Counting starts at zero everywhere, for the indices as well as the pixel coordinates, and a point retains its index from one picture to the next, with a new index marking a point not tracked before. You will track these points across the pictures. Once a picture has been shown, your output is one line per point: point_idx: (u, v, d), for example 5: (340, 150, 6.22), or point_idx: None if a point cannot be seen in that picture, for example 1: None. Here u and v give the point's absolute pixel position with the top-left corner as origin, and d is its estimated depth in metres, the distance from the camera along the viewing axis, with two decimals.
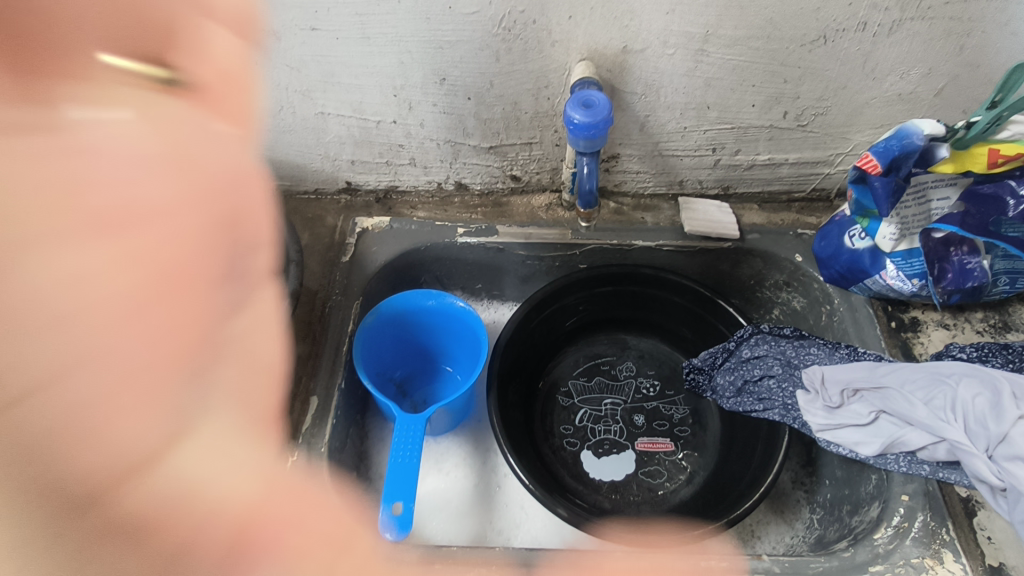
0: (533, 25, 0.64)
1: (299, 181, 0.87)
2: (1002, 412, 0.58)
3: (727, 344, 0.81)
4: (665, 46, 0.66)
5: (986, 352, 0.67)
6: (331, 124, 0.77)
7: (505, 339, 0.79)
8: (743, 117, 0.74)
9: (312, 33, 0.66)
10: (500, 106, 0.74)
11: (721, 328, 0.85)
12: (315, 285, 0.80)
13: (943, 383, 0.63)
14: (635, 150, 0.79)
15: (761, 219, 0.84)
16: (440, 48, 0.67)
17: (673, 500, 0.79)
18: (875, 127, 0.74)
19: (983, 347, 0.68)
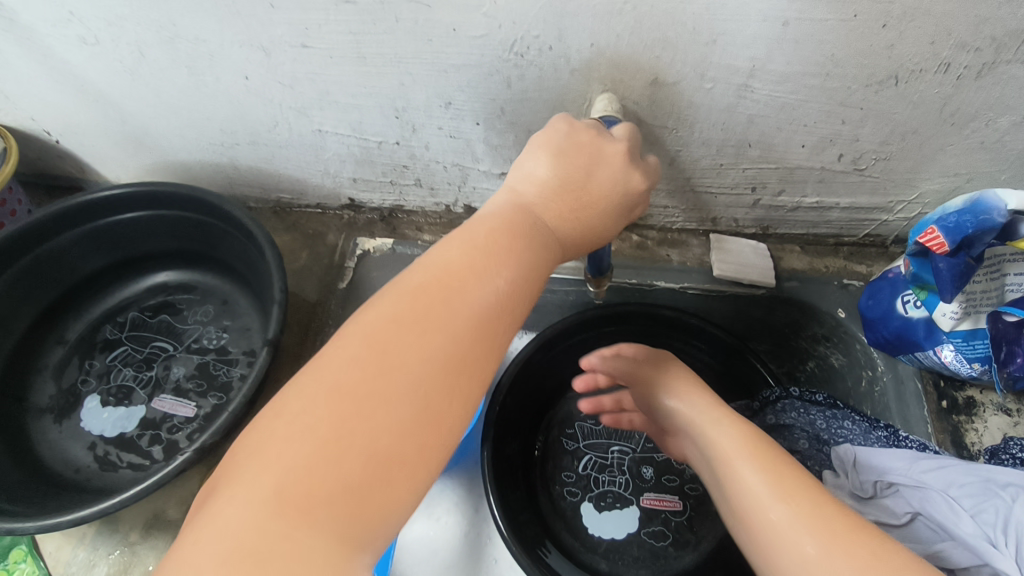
0: (549, 51, 0.55)
1: (300, 195, 0.81)
2: None
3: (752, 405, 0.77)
4: (702, 79, 0.56)
5: None
6: (329, 142, 0.71)
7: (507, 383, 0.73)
8: (790, 157, 0.64)
9: (304, 51, 0.59)
10: (512, 133, 0.66)
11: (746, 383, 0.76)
12: (309, 312, 0.76)
13: (997, 493, 0.56)
14: (663, 184, 0.71)
15: (802, 264, 0.76)
16: (445, 71, 0.59)
17: (675, 567, 0.75)
18: (947, 175, 0.64)
19: None
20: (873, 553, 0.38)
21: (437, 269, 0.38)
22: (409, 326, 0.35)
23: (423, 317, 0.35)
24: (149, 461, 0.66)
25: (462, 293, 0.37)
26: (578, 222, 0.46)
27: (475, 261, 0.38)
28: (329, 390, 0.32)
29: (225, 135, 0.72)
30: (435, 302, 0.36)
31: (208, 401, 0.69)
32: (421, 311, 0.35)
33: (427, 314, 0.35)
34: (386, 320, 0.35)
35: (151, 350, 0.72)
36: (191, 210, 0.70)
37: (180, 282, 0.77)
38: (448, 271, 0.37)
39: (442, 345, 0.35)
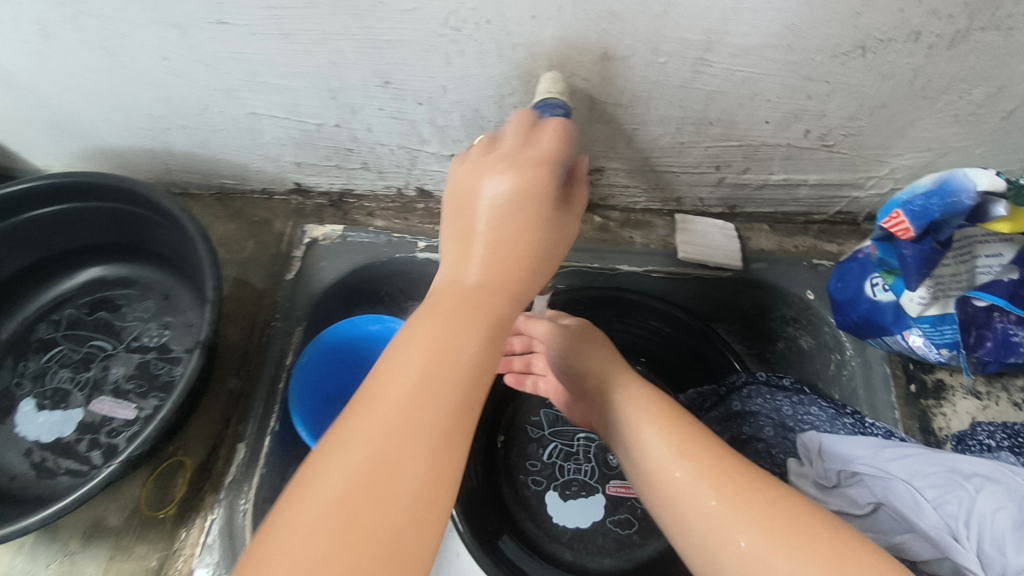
0: (487, 26, 0.51)
1: (243, 180, 0.77)
2: None
3: (717, 389, 0.74)
4: (655, 54, 0.52)
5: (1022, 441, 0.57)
6: (265, 125, 0.66)
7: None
8: (753, 134, 0.60)
9: (222, 28, 0.54)
10: (458, 113, 0.61)
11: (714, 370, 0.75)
12: (256, 304, 0.73)
13: (961, 482, 0.53)
14: (623, 164, 0.67)
15: (771, 244, 0.72)
16: (378, 48, 0.54)
17: (640, 555, 0.74)
18: (919, 150, 0.60)
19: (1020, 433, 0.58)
20: (772, 501, 0.39)
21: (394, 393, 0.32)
22: (374, 449, 0.31)
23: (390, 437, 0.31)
24: (88, 467, 0.63)
25: (430, 401, 0.32)
26: (540, 255, 0.40)
27: (437, 350, 0.34)
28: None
29: (153, 120, 0.67)
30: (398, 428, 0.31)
31: (149, 402, 0.66)
32: (391, 441, 0.31)
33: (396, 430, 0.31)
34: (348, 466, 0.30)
35: (88, 349, 0.69)
36: (123, 202, 0.66)
37: (120, 276, 0.74)
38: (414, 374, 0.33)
39: (419, 475, 0.31)
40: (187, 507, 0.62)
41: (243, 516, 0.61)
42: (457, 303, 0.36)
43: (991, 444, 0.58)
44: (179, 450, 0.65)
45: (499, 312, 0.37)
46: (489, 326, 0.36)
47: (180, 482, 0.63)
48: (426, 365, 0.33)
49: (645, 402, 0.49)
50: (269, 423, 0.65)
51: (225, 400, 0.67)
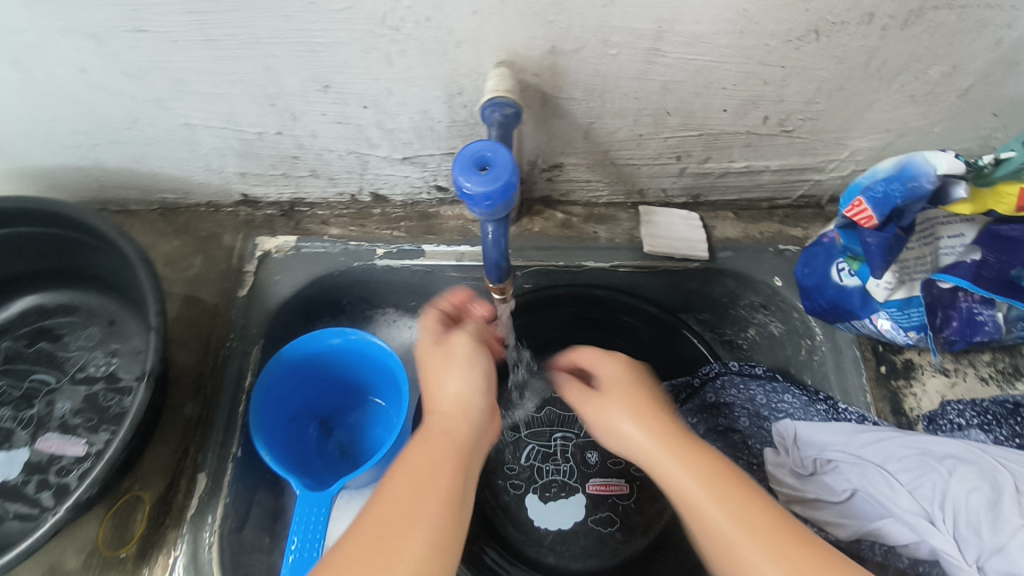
0: (427, 23, 0.48)
1: (187, 194, 0.73)
2: (1002, 519, 0.48)
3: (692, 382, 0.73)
4: (605, 45, 0.49)
5: (989, 421, 0.60)
6: (202, 136, 0.62)
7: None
8: (712, 122, 0.58)
9: (141, 36, 0.50)
10: (406, 115, 0.58)
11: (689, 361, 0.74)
12: (209, 324, 0.69)
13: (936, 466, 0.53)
14: (582, 159, 0.65)
15: (736, 232, 0.71)
16: (313, 51, 0.51)
17: (624, 553, 0.73)
18: (878, 131, 0.59)
19: (987, 413, 0.61)
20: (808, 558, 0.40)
21: (376, 528, 0.40)
22: (369, 573, 0.37)
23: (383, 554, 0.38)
24: (38, 510, 0.59)
25: (415, 528, 0.40)
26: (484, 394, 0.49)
27: (416, 481, 0.42)
28: None
29: (80, 135, 0.63)
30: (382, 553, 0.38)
31: (99, 436, 0.62)
32: (375, 567, 0.38)
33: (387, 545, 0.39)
34: None
35: (30, 384, 0.65)
36: (53, 225, 0.62)
37: (60, 303, 0.70)
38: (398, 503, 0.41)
39: None
40: (148, 545, 0.59)
41: (209, 549, 0.58)
42: (427, 438, 0.45)
43: (962, 423, 0.60)
44: (136, 484, 0.61)
45: (462, 444, 0.45)
46: (458, 465, 0.44)
47: (139, 518, 0.60)
48: (410, 491, 0.41)
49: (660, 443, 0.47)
50: (230, 449, 0.62)
51: (181, 428, 0.64)
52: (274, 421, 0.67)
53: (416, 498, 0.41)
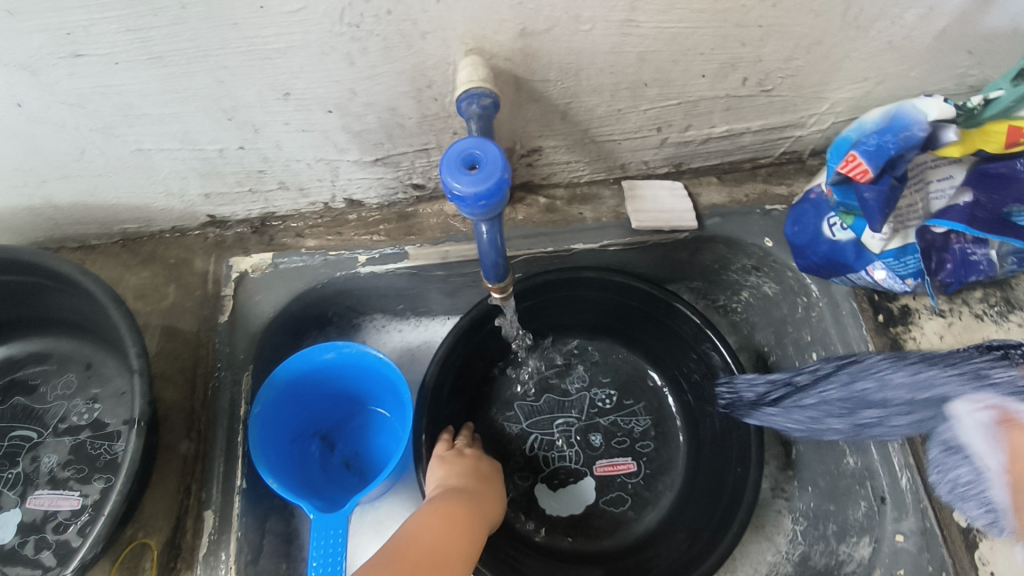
0: (388, 17, 0.45)
1: (149, 222, 0.69)
2: None
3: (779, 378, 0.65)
4: (577, 22, 0.47)
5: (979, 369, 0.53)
6: (158, 160, 0.58)
7: (431, 382, 0.67)
8: (691, 90, 0.57)
9: (78, 61, 0.46)
10: (373, 115, 0.55)
11: (680, 332, 0.73)
12: (193, 356, 0.66)
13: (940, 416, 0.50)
14: (560, 140, 0.63)
15: (722, 197, 0.70)
16: (268, 59, 0.48)
17: (638, 529, 0.73)
18: (857, 81, 0.58)
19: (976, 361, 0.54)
20: None
21: (420, 539, 0.49)
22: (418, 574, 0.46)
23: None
24: (40, 571, 0.57)
25: (449, 555, 0.49)
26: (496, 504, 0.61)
27: (454, 518, 0.53)
28: None
29: (24, 174, 0.58)
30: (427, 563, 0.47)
31: (93, 487, 0.59)
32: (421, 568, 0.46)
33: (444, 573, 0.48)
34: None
35: (12, 442, 0.61)
36: (11, 273, 0.58)
37: (31, 352, 0.66)
38: (451, 535, 0.50)
39: None
40: None
41: None
42: (467, 498, 0.56)
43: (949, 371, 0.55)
44: (140, 531, 0.59)
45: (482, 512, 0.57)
46: (479, 524, 0.55)
47: (150, 565, 0.58)
48: (449, 527, 0.51)
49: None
50: (234, 481, 0.60)
51: (179, 467, 0.61)
52: (274, 447, 0.64)
53: (454, 534, 0.51)
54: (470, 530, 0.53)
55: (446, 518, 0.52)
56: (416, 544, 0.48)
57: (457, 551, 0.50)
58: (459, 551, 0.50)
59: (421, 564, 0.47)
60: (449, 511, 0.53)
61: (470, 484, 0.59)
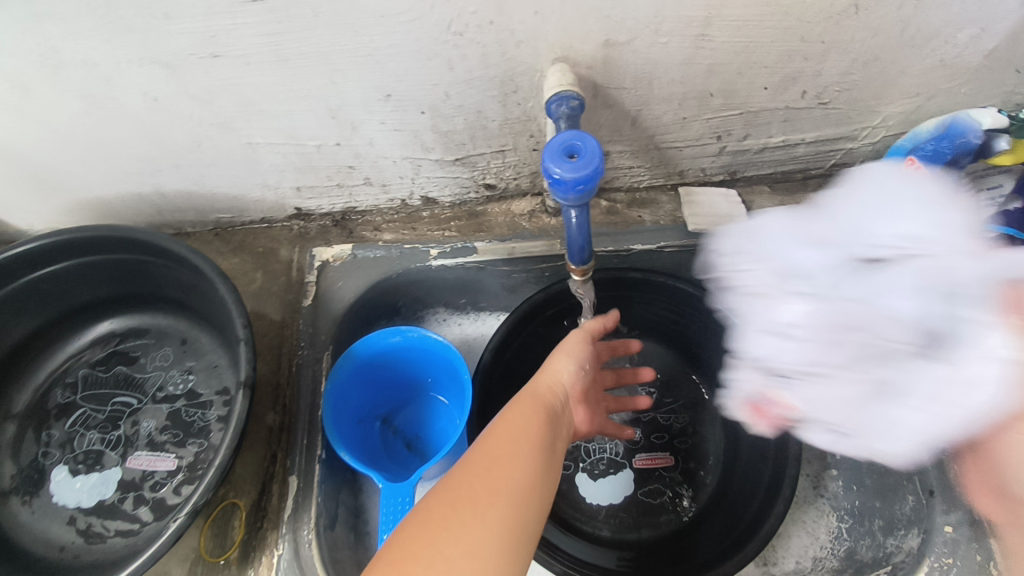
0: (490, 27, 0.50)
1: (242, 213, 0.75)
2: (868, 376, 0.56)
3: None
4: (657, 35, 0.52)
5: None
6: (263, 154, 0.65)
7: (486, 364, 0.71)
8: (753, 101, 0.62)
9: (215, 61, 0.52)
10: (461, 117, 0.61)
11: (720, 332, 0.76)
12: (277, 337, 0.72)
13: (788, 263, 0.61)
14: (626, 146, 0.67)
15: (774, 205, 0.74)
16: (378, 62, 0.53)
17: (676, 521, 0.75)
18: (909, 96, 0.62)
19: None
20: None
21: (481, 442, 0.45)
22: (477, 472, 0.41)
23: (494, 473, 0.41)
24: (138, 525, 0.61)
25: (517, 447, 0.44)
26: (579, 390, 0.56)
27: (520, 415, 0.48)
28: (398, 543, 0.38)
29: (143, 163, 0.65)
30: (486, 459, 0.43)
31: (187, 450, 0.64)
32: (479, 464, 0.42)
33: (494, 466, 0.42)
34: (441, 487, 0.41)
35: (114, 407, 0.67)
36: (126, 250, 0.64)
37: (130, 328, 0.72)
38: (516, 431, 0.46)
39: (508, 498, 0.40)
40: (249, 547, 0.62)
41: (309, 546, 0.60)
42: (534, 394, 0.52)
43: None
44: (231, 492, 0.65)
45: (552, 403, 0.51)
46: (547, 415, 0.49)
47: (238, 524, 0.63)
48: (514, 425, 0.46)
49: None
50: (315, 452, 0.64)
51: (266, 437, 0.67)
52: (344, 423, 0.68)
53: (518, 429, 0.46)
54: (536, 423, 0.48)
55: (506, 419, 0.47)
56: (478, 446, 0.44)
57: (525, 444, 0.45)
58: (523, 441, 0.45)
59: (476, 462, 0.42)
60: (514, 413, 0.48)
61: (545, 383, 0.54)
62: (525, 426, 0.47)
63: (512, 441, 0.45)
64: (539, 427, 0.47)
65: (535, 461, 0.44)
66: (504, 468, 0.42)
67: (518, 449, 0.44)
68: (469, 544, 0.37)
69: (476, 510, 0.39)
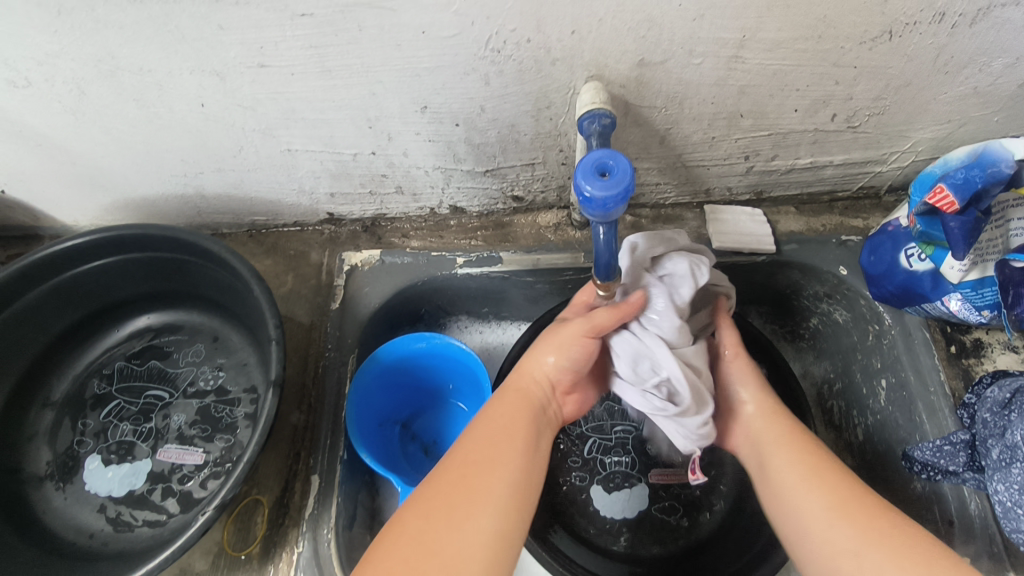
0: (528, 45, 0.52)
1: (276, 216, 0.78)
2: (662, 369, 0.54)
3: (943, 442, 0.61)
4: (690, 55, 0.53)
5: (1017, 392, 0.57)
6: (301, 160, 0.67)
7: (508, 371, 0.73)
8: (783, 122, 0.62)
9: (262, 70, 0.54)
10: (494, 130, 0.63)
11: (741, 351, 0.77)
12: (305, 338, 0.74)
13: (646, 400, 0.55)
14: (655, 163, 0.68)
15: (800, 226, 0.74)
16: (417, 76, 0.55)
17: (690, 538, 0.75)
18: (940, 123, 0.62)
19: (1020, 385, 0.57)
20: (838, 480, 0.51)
21: (461, 450, 0.48)
22: (459, 482, 0.46)
23: (472, 484, 0.46)
24: (165, 516, 0.63)
25: (496, 456, 0.48)
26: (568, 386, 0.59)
27: (497, 420, 0.51)
28: (383, 552, 0.42)
29: (186, 166, 0.67)
30: (468, 470, 0.47)
31: (215, 445, 0.66)
32: (459, 474, 0.46)
33: (477, 473, 0.46)
34: (420, 495, 0.46)
35: (146, 400, 0.69)
36: (166, 248, 0.66)
37: (165, 323, 0.74)
38: (492, 436, 0.50)
39: (488, 510, 0.45)
40: (271, 543, 0.63)
41: (328, 545, 0.61)
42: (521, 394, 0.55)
43: (1001, 399, 0.58)
44: (254, 489, 0.66)
45: (534, 403, 0.55)
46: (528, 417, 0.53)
47: (260, 520, 0.65)
48: (491, 431, 0.50)
49: (804, 463, 0.53)
50: (337, 452, 0.65)
51: (291, 435, 0.68)
52: (365, 427, 0.69)
53: (496, 434, 0.50)
54: (511, 425, 0.51)
55: (484, 423, 0.51)
56: (458, 452, 0.48)
57: (503, 451, 0.49)
58: (499, 446, 0.49)
59: (456, 470, 0.46)
60: (492, 417, 0.52)
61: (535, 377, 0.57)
62: (502, 432, 0.50)
63: (488, 446, 0.49)
64: (520, 431, 0.51)
65: (511, 465, 0.48)
66: (480, 474, 0.46)
67: (494, 456, 0.48)
68: (452, 553, 0.42)
69: (456, 520, 0.43)
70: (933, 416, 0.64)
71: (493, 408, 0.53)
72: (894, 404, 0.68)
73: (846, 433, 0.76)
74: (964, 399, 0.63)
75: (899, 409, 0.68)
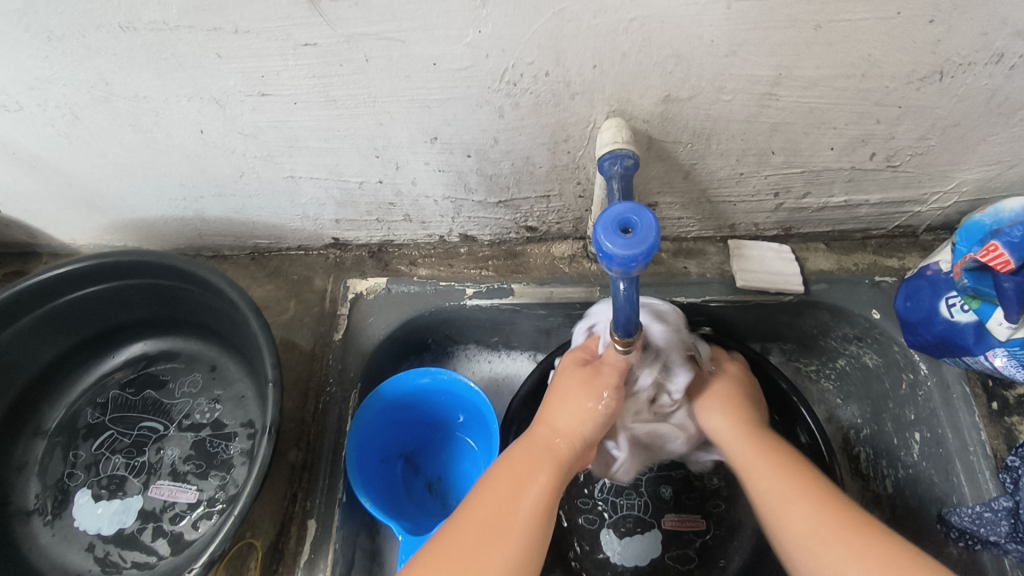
0: (546, 78, 0.48)
1: (280, 239, 0.75)
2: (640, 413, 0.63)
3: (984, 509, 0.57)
4: (720, 92, 0.49)
5: None
6: (304, 187, 0.64)
7: (516, 410, 0.69)
8: (817, 160, 0.58)
9: (263, 99, 0.51)
10: (508, 162, 0.59)
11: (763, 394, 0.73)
12: (306, 368, 0.71)
13: None
14: (677, 198, 0.64)
15: (830, 264, 0.70)
16: (427, 107, 0.52)
17: None
18: (988, 164, 0.58)
19: None
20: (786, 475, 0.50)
21: (481, 497, 0.47)
22: (476, 536, 0.44)
23: (489, 538, 0.44)
24: (155, 558, 0.60)
25: (514, 507, 0.46)
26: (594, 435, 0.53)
27: (519, 465, 0.49)
28: None
29: (186, 189, 0.64)
30: (485, 522, 0.45)
31: (209, 483, 0.63)
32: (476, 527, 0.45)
33: (494, 530, 0.45)
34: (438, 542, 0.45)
35: (140, 432, 0.66)
36: (163, 276, 0.63)
37: (163, 350, 0.71)
38: (512, 484, 0.48)
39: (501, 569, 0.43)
40: None
41: None
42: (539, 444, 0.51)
43: None
44: (248, 531, 0.63)
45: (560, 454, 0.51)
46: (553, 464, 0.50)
47: (254, 564, 0.62)
48: (514, 479, 0.48)
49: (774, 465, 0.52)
50: (335, 494, 0.62)
51: (288, 474, 0.65)
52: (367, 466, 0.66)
53: (518, 482, 0.48)
54: (534, 472, 0.49)
55: (505, 467, 0.49)
56: (478, 500, 0.47)
57: (525, 500, 0.47)
58: (518, 495, 0.47)
59: (474, 520, 0.45)
60: (516, 459, 0.50)
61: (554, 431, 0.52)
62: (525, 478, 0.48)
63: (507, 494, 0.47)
64: (544, 478, 0.49)
65: (529, 516, 0.46)
66: (498, 527, 0.45)
67: (513, 508, 0.46)
68: None
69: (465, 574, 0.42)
70: (973, 479, 0.60)
71: (514, 455, 0.50)
72: (929, 460, 0.64)
73: (873, 484, 0.70)
74: (1006, 461, 0.58)
75: (934, 466, 0.63)
